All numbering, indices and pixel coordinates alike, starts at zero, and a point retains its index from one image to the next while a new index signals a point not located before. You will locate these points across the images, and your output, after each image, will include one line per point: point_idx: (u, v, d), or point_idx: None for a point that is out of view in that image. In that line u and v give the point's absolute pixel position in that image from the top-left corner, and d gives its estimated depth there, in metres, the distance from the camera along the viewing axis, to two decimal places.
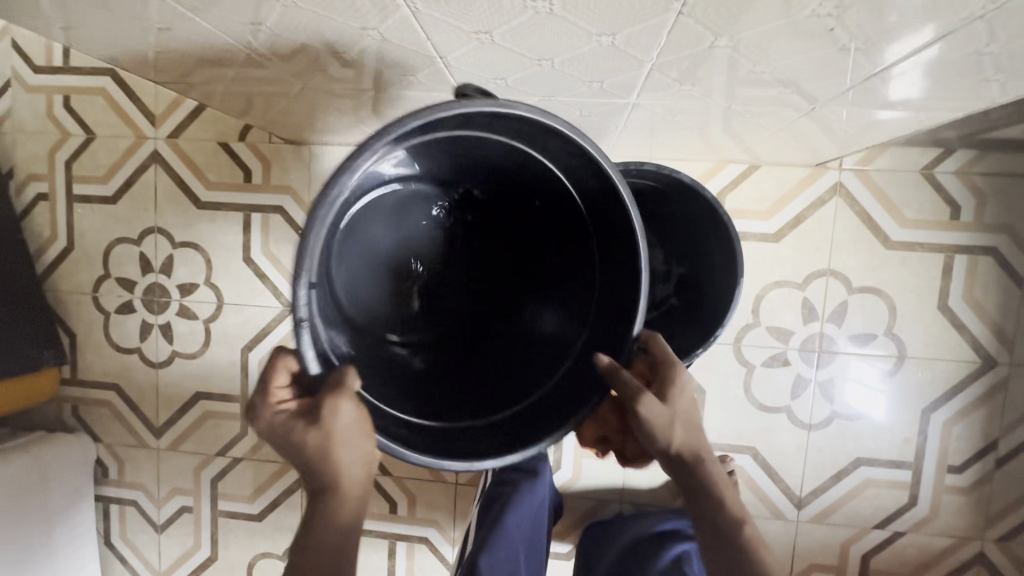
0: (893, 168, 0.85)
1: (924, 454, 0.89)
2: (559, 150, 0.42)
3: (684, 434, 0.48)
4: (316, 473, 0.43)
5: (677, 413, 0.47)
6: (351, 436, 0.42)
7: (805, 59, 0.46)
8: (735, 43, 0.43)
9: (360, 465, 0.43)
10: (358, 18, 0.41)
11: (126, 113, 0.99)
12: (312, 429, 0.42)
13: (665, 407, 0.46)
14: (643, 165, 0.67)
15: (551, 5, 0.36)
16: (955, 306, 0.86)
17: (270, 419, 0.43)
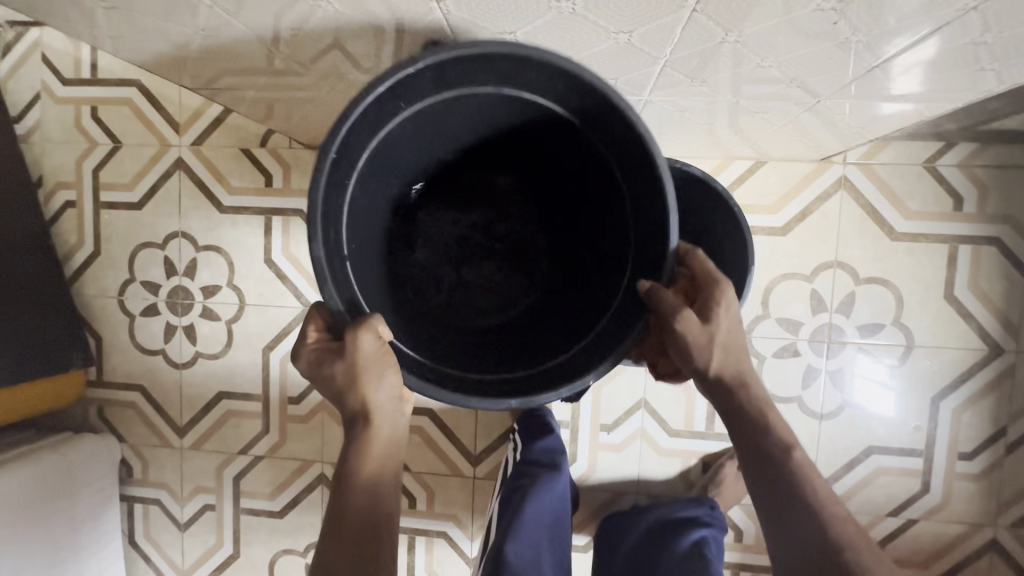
0: (896, 162, 0.88)
1: (935, 442, 0.90)
2: (548, 80, 0.47)
3: (723, 352, 0.52)
4: (348, 404, 0.49)
5: (717, 332, 0.52)
6: (378, 368, 0.47)
7: (809, 54, 0.49)
8: (743, 39, 0.45)
9: (386, 397, 0.48)
10: (392, 20, 0.44)
11: (151, 122, 1.03)
12: (341, 363, 0.47)
13: (706, 326, 0.51)
14: None
15: (574, 5, 0.39)
16: (960, 295, 0.88)
17: (307, 358, 0.49)
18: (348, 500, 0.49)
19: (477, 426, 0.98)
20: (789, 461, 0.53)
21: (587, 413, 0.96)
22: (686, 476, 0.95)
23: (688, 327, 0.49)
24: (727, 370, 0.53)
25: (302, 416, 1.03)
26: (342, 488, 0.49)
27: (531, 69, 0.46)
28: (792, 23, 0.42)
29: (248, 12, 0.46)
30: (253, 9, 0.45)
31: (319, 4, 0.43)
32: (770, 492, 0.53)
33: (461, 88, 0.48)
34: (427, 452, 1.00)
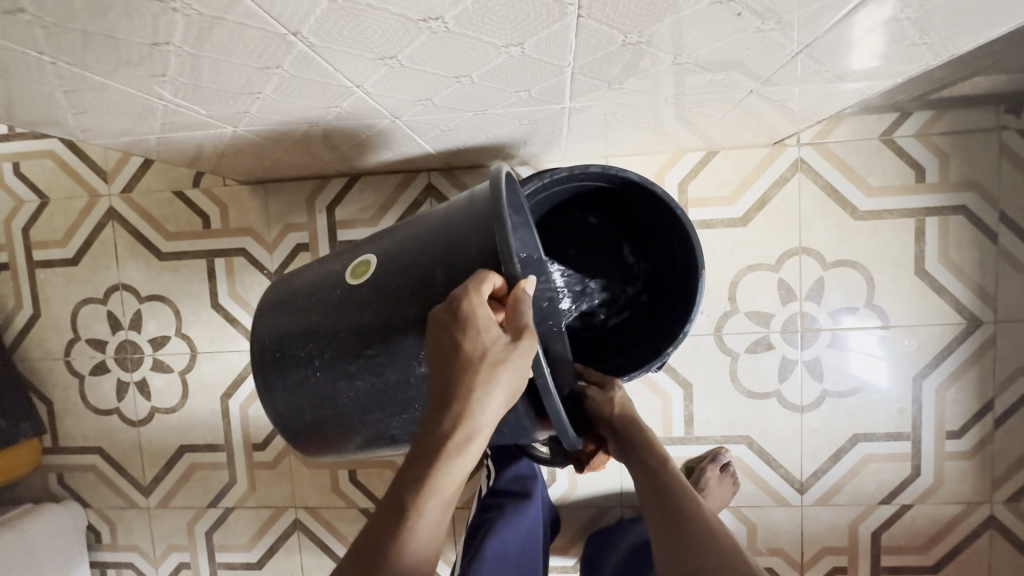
0: (851, 138, 0.84)
1: (922, 423, 0.87)
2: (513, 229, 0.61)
3: (625, 411, 0.64)
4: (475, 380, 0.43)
5: (617, 396, 0.65)
6: (519, 376, 0.45)
7: (731, 40, 0.45)
8: (653, 34, 0.41)
9: (509, 393, 0.45)
10: (257, 59, 0.40)
11: (77, 172, 0.97)
12: (496, 345, 0.44)
13: (605, 392, 0.65)
14: (588, 167, 0.62)
15: (445, 22, 0.35)
16: (932, 269, 0.85)
17: (475, 307, 0.43)
18: (430, 482, 0.44)
19: None
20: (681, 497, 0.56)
21: None
22: None
23: (590, 396, 0.65)
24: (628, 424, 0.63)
25: (269, 461, 0.99)
26: (426, 468, 0.44)
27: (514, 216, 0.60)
28: (706, 11, 0.38)
29: (101, 67, 0.41)
30: (102, 64, 0.40)
31: (165, 49, 0.38)
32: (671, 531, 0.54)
33: None
34: None
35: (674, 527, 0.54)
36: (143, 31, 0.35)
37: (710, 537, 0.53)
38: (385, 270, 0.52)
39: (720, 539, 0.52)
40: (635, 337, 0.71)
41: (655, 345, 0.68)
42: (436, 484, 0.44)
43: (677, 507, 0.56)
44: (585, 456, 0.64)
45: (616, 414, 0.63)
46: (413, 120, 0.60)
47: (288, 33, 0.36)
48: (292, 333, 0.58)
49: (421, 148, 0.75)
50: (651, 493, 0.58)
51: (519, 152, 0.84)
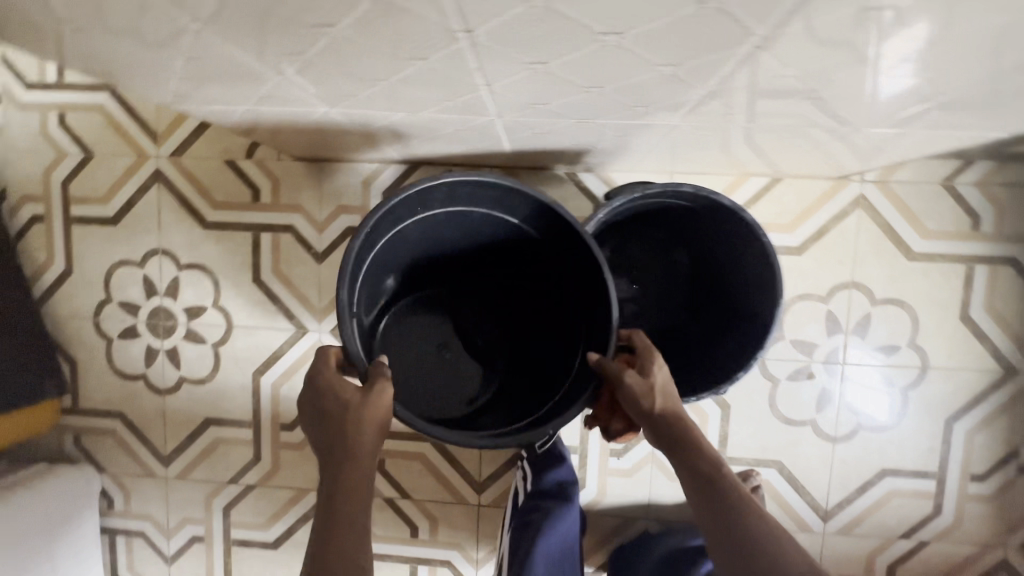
0: (913, 180, 0.85)
1: (949, 463, 0.89)
2: (521, 207, 0.64)
3: (665, 397, 0.61)
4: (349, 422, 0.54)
5: (657, 380, 0.61)
6: (380, 411, 0.54)
7: (869, 72, 0.45)
8: (807, 55, 0.40)
9: (378, 430, 0.54)
10: (410, 50, 0.38)
11: (125, 130, 0.94)
12: (351, 394, 0.55)
13: (645, 377, 0.61)
14: (679, 187, 0.62)
15: (624, 37, 0.34)
16: (976, 315, 0.86)
17: (323, 380, 0.56)
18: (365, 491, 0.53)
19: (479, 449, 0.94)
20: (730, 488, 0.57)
21: (595, 438, 0.92)
22: None
23: (629, 382, 0.60)
24: (670, 412, 0.60)
25: (297, 442, 0.97)
26: (329, 517, 0.51)
27: (511, 196, 0.63)
28: (871, 43, 0.38)
29: (242, 39, 0.39)
30: (247, 36, 0.39)
31: (325, 29, 0.36)
32: (722, 523, 0.55)
33: (455, 203, 0.65)
34: (429, 480, 0.96)
35: (724, 521, 0.55)
36: (313, 11, 0.34)
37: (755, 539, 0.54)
38: (376, 287, 0.68)
39: (767, 543, 0.53)
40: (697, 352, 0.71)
41: (723, 368, 0.66)
42: (343, 528, 0.51)
43: (726, 500, 0.56)
44: (613, 426, 0.67)
45: (658, 405, 0.60)
46: (512, 122, 0.59)
47: (461, 30, 0.34)
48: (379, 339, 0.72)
49: (498, 147, 0.74)
50: (694, 483, 0.58)
51: (585, 159, 0.84)
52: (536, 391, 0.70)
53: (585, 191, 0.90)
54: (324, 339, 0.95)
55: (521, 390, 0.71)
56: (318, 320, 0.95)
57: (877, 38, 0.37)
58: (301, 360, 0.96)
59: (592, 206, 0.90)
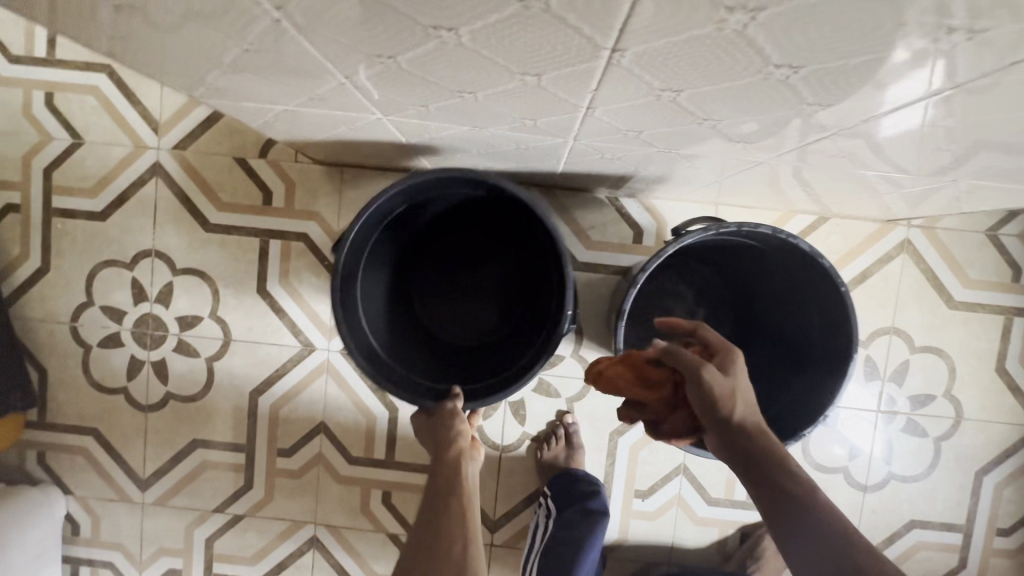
0: (958, 228, 0.84)
1: (976, 517, 0.87)
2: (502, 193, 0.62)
3: (744, 402, 0.52)
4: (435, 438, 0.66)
5: (738, 382, 0.52)
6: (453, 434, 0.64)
7: (1006, 129, 0.41)
8: (968, 103, 0.36)
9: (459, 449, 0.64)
10: (531, 64, 0.33)
11: (122, 116, 0.85)
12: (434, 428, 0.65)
13: (726, 377, 0.52)
14: (757, 228, 0.58)
15: (794, 72, 0.30)
16: (1011, 368, 0.85)
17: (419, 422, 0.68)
18: (459, 483, 0.64)
19: (497, 486, 0.87)
20: (811, 496, 0.48)
21: (620, 478, 0.87)
22: (722, 546, 0.88)
23: (709, 377, 0.51)
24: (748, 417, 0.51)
25: (294, 470, 0.89)
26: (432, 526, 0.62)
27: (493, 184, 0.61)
28: None
29: (325, 35, 0.33)
30: (334, 32, 0.32)
31: (439, 35, 0.30)
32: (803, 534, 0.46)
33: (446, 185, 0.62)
34: None
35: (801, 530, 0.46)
36: (437, 13, 0.28)
37: (817, 523, 0.46)
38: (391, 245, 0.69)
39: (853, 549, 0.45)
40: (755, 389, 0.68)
41: (786, 416, 0.63)
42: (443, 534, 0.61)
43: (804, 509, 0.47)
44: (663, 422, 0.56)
45: (737, 406, 0.51)
46: (586, 144, 0.54)
47: (609, 50, 0.29)
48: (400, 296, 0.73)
49: (550, 168, 0.69)
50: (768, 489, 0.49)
51: (632, 185, 0.79)
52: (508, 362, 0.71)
53: (625, 217, 0.85)
54: (333, 359, 0.87)
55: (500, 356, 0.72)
56: (327, 338, 0.87)
57: None
58: (306, 381, 0.88)
59: (632, 233, 0.85)
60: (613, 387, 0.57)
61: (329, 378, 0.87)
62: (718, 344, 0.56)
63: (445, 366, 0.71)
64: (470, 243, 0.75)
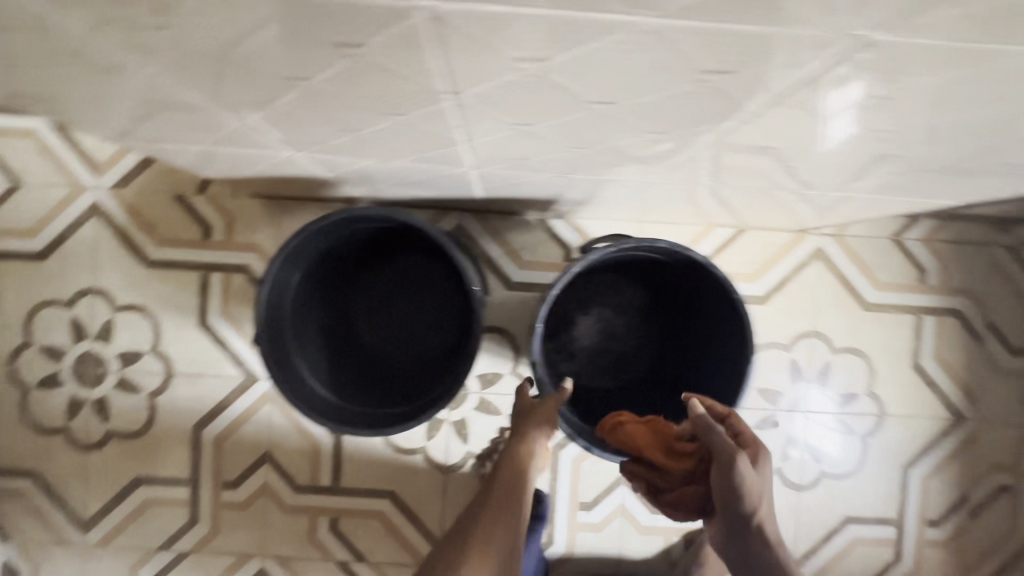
0: (866, 235, 0.89)
1: (906, 509, 0.91)
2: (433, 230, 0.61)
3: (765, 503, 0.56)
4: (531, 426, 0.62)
5: (766, 487, 0.56)
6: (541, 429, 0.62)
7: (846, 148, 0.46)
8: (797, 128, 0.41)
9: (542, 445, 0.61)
10: (391, 105, 0.36)
11: (60, 158, 0.86)
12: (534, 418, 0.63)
13: (756, 476, 0.56)
14: (655, 243, 0.62)
15: (614, 107, 0.33)
16: (926, 364, 0.90)
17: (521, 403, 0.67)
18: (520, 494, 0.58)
19: (444, 505, 0.89)
20: None
21: (564, 491, 0.89)
22: (667, 554, 0.90)
23: (738, 470, 0.54)
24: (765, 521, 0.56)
25: (240, 502, 0.89)
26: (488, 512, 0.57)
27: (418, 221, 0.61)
28: (854, 123, 0.38)
29: (202, 84, 0.36)
30: (206, 80, 0.35)
31: (298, 83, 0.34)
32: None
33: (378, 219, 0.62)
34: (386, 541, 0.89)
35: None
36: (286, 65, 0.31)
37: None
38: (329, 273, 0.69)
39: None
40: (679, 392, 0.72)
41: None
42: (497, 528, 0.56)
43: None
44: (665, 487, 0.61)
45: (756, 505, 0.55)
46: (488, 172, 0.57)
47: (446, 92, 0.33)
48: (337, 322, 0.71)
49: (471, 194, 0.72)
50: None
51: (558, 207, 0.83)
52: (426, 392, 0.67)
53: (555, 237, 0.88)
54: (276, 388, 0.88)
55: (424, 387, 0.68)
56: None
57: (858, 120, 0.38)
58: (249, 411, 0.88)
59: (563, 251, 0.88)
60: (635, 445, 0.61)
61: (272, 407, 0.88)
62: (750, 439, 0.60)
63: (367, 392, 0.68)
64: (417, 275, 0.73)
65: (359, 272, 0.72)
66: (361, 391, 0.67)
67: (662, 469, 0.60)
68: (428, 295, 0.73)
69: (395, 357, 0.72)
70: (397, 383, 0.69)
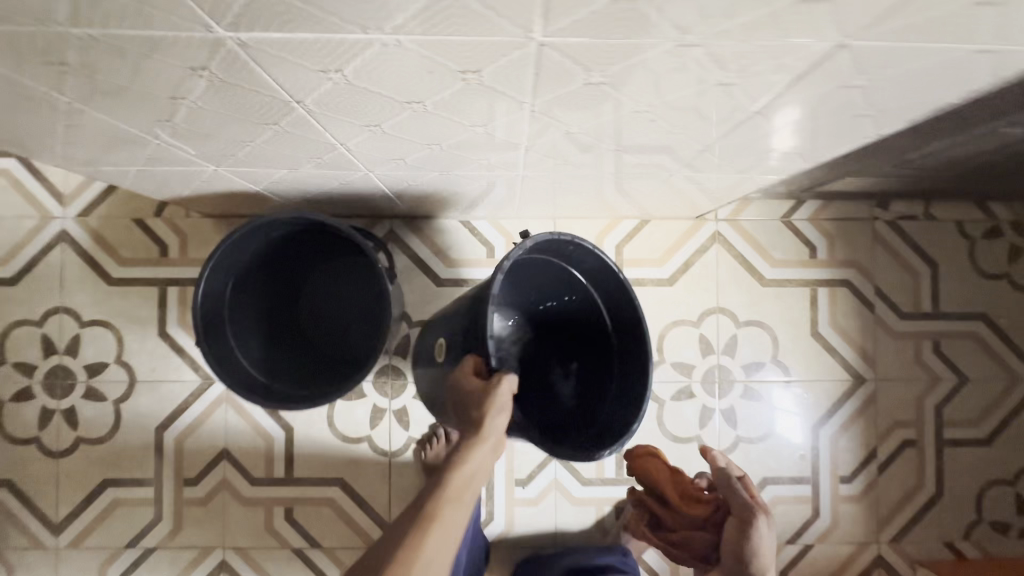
0: (759, 219, 0.99)
1: (819, 467, 0.98)
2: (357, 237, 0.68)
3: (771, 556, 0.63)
4: (478, 425, 0.55)
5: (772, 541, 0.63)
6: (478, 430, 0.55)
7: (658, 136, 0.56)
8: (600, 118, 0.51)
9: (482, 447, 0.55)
10: (261, 115, 0.46)
11: (30, 193, 0.96)
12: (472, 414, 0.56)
13: (764, 528, 0.62)
14: (579, 245, 0.65)
15: (426, 106, 0.43)
16: (825, 332, 0.99)
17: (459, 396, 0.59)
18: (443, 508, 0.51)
19: (390, 489, 0.96)
20: None
21: (500, 469, 0.96)
22: (601, 523, 0.97)
23: (741, 512, 0.62)
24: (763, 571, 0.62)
25: (201, 497, 0.95)
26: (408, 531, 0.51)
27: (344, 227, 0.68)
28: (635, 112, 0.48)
29: (111, 107, 0.46)
30: (115, 105, 0.45)
31: (182, 101, 0.44)
32: None
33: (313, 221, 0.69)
34: (338, 526, 0.96)
35: None
36: (166, 88, 0.41)
37: None
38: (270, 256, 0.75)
39: None
40: (570, 408, 0.69)
41: (608, 419, 0.68)
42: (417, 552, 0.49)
43: None
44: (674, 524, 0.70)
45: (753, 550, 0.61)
46: (384, 174, 0.67)
47: (293, 101, 0.43)
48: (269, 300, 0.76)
49: (388, 198, 0.82)
50: None
51: (475, 209, 0.93)
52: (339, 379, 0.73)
53: (479, 236, 0.98)
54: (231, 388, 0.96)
55: (338, 373, 0.75)
56: None
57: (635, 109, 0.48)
58: (207, 412, 0.96)
59: (486, 249, 0.98)
60: (654, 480, 0.72)
61: (228, 407, 0.96)
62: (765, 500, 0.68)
63: (290, 371, 0.75)
64: (348, 271, 0.78)
65: (297, 259, 0.77)
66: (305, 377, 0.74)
67: (675, 507, 0.70)
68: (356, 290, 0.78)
69: (328, 347, 0.77)
70: (317, 367, 0.76)
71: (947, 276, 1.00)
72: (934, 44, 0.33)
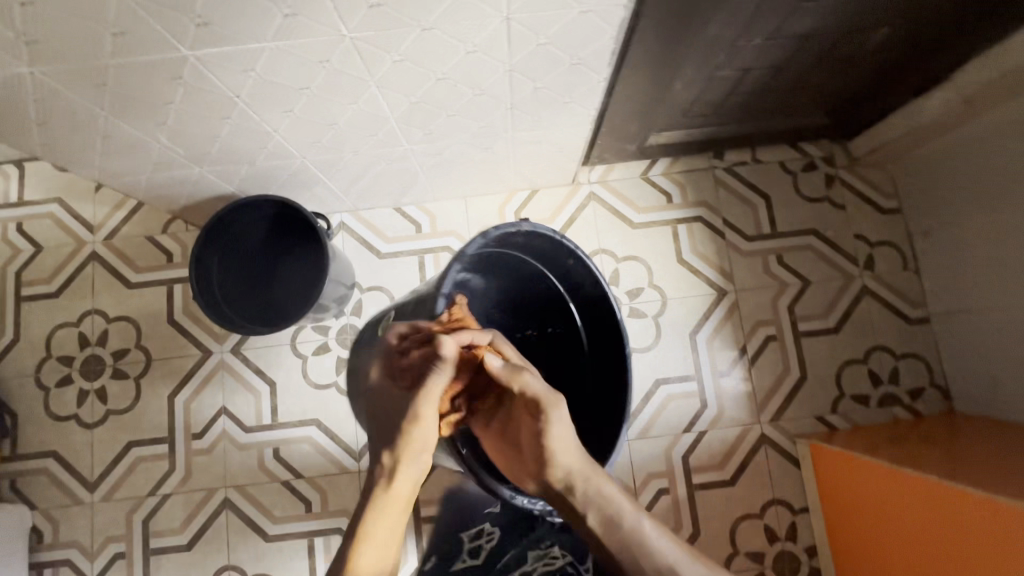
0: (624, 178, 1.28)
1: (701, 366, 1.21)
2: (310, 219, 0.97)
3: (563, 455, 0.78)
4: (388, 472, 0.75)
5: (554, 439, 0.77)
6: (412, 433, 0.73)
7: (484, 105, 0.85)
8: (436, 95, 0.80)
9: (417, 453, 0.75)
10: (219, 111, 0.76)
11: (68, 226, 1.27)
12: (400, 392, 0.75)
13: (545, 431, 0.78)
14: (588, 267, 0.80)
15: (312, 90, 0.73)
16: (688, 258, 1.24)
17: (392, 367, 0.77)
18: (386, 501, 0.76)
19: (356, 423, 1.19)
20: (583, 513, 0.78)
21: None
22: None
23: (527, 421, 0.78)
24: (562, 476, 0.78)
25: (206, 447, 1.19)
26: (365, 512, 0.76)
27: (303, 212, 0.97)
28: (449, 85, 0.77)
29: (130, 118, 0.75)
30: (131, 115, 0.75)
31: (170, 106, 0.73)
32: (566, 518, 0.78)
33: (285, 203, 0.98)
34: (317, 458, 1.18)
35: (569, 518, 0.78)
36: (160, 96, 0.71)
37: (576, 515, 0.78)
38: (250, 226, 1.04)
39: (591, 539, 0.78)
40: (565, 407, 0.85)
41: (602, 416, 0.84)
42: (370, 525, 0.75)
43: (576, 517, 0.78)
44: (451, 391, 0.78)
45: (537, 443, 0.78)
46: (314, 159, 0.97)
47: (233, 96, 0.72)
48: (243, 258, 1.04)
49: (330, 189, 1.12)
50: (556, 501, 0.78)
51: (401, 196, 1.22)
52: (284, 319, 1.01)
53: (408, 217, 1.27)
54: (225, 357, 1.22)
55: (284, 315, 1.02)
56: (219, 343, 1.22)
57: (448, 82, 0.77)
58: (208, 378, 1.21)
59: (414, 226, 1.26)
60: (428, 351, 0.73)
61: (223, 372, 1.21)
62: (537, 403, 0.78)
63: (251, 312, 1.03)
64: (303, 243, 1.06)
65: (269, 228, 1.05)
66: (303, 300, 1.02)
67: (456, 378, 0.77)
68: (305, 256, 1.06)
69: (291, 294, 1.04)
70: (272, 311, 1.04)
71: (778, 204, 1.27)
72: (555, 7, 0.62)
